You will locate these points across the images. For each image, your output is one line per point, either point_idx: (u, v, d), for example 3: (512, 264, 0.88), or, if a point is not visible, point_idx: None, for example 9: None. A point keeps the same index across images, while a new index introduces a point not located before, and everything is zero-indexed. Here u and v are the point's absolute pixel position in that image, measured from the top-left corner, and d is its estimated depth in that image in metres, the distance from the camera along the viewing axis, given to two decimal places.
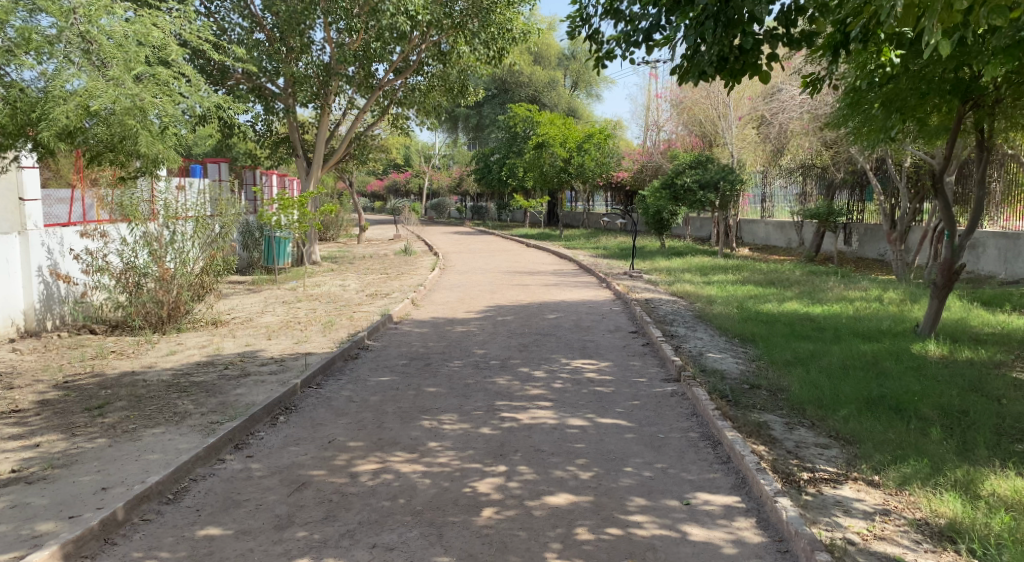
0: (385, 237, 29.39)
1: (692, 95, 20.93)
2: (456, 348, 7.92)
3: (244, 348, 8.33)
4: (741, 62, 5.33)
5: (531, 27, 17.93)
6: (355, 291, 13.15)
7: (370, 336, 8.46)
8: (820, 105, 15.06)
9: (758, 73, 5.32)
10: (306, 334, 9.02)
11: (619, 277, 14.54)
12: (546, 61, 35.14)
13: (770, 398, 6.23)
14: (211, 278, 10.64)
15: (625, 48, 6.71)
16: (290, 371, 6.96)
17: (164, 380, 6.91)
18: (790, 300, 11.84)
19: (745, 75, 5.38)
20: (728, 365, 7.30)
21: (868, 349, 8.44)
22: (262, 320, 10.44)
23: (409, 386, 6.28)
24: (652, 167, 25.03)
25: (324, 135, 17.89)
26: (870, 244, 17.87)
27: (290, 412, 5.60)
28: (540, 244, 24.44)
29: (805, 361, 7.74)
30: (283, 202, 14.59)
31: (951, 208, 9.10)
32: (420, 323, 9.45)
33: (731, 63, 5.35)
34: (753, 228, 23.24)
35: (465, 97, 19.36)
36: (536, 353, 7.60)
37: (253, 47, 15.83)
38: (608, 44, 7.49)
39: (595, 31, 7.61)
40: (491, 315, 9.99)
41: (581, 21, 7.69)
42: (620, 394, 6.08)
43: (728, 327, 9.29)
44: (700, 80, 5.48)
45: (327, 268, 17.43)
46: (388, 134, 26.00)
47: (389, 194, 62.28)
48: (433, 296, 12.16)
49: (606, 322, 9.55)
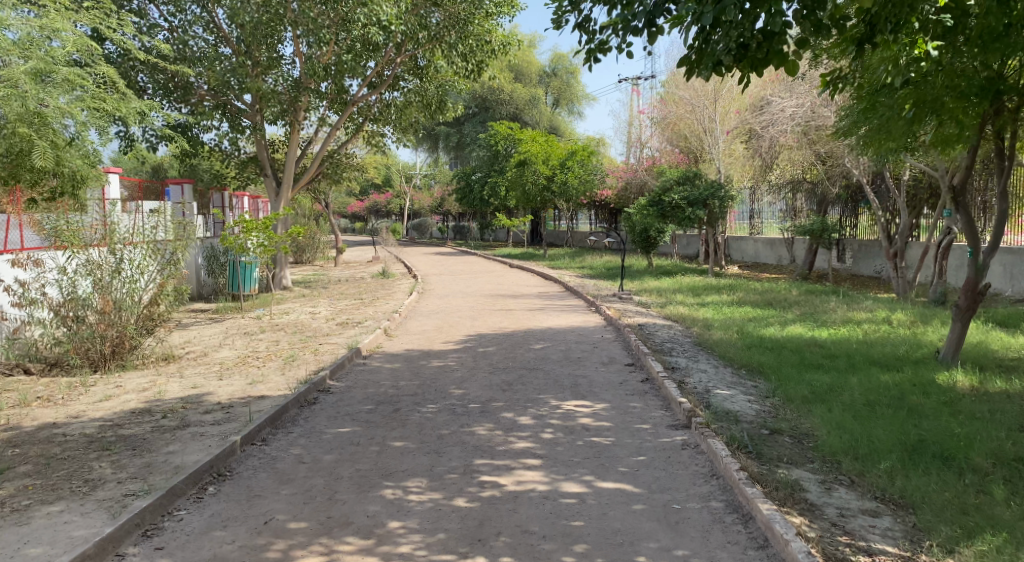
0: (363, 259, 28.34)
1: (676, 109, 20.18)
2: (430, 388, 6.95)
3: (190, 390, 7.32)
4: (764, 49, 4.50)
5: (511, 39, 17.25)
6: (324, 318, 12.16)
7: (334, 375, 7.47)
8: (815, 115, 14.29)
9: (783, 62, 4.50)
10: (263, 373, 8.01)
11: (608, 299, 13.65)
12: (527, 79, 34.53)
13: (795, 447, 5.35)
14: (163, 308, 9.61)
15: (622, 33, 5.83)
16: (235, 422, 5.97)
17: (87, 434, 5.89)
18: (793, 323, 10.98)
19: (769, 64, 4.55)
20: (740, 405, 6.42)
21: (888, 380, 7.61)
22: (218, 355, 9.42)
23: (372, 440, 5.32)
24: (636, 184, 24.21)
25: (294, 155, 16.98)
26: (865, 261, 17.15)
27: (224, 480, 4.64)
28: (523, 264, 23.53)
29: (824, 397, 6.87)
30: (246, 224, 13.60)
31: (973, 224, 8.33)
32: (392, 358, 8.48)
33: (752, 51, 4.53)
34: (741, 245, 22.47)
35: (443, 113, 18.54)
36: (522, 393, 6.66)
37: (216, 61, 14.88)
38: (599, 33, 6.67)
39: (586, 19, 6.77)
40: (471, 346, 9.05)
41: (570, 6, 6.79)
42: (620, 446, 5.18)
43: (732, 357, 8.41)
44: (714, 71, 4.67)
45: (297, 293, 16.45)
46: (366, 152, 25.12)
47: (369, 215, 61.30)
48: (408, 324, 11.19)
49: (598, 352, 8.63)
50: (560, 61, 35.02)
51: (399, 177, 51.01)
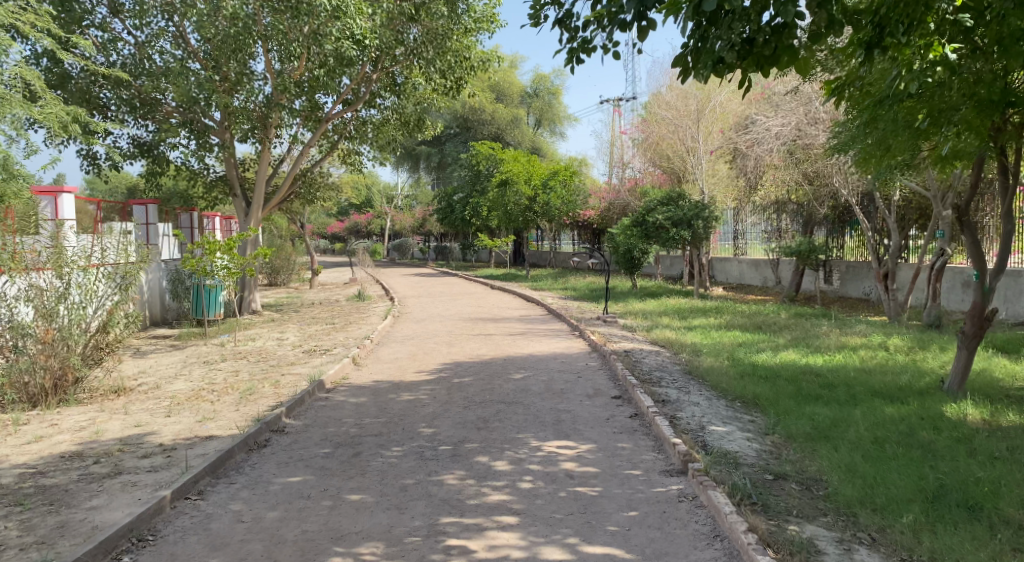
0: (340, 281, 27.58)
1: (658, 129, 19.75)
2: (397, 426, 6.30)
3: (131, 429, 6.61)
4: (770, 46, 4.27)
5: (490, 56, 16.84)
6: (290, 346, 11.45)
7: (291, 411, 6.80)
8: (804, 135, 13.90)
9: (794, 58, 4.23)
10: (215, 409, 7.30)
11: (592, 323, 13.05)
12: (508, 99, 34.08)
13: (804, 496, 4.78)
14: (113, 337, 8.93)
15: (607, 28, 5.43)
16: (172, 469, 5.29)
17: (3, 484, 5.20)
18: (786, 349, 10.42)
19: (777, 60, 4.29)
20: (738, 445, 5.84)
21: (894, 412, 7.06)
22: (171, 388, 8.69)
23: (325, 492, 4.70)
24: (619, 205, 23.74)
25: (265, 173, 16.31)
26: (853, 283, 16.69)
27: (145, 547, 4.03)
28: (504, 285, 22.91)
29: (828, 433, 6.30)
30: (209, 246, 13.02)
31: (980, 245, 7.85)
32: (358, 391, 7.80)
33: (758, 47, 4.29)
34: (725, 266, 21.96)
35: (422, 132, 18.01)
36: (498, 433, 6.03)
37: (181, 76, 13.95)
38: (583, 31, 6.21)
39: (567, 15, 6.25)
40: (446, 377, 8.39)
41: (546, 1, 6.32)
42: (607, 497, 4.59)
43: (725, 388, 7.82)
44: (716, 70, 4.43)
45: (267, 317, 15.74)
46: (343, 171, 24.44)
47: (349, 235, 60.48)
48: (380, 351, 10.51)
49: (581, 384, 7.98)
50: (542, 81, 34.72)
51: (380, 199, 50.40)
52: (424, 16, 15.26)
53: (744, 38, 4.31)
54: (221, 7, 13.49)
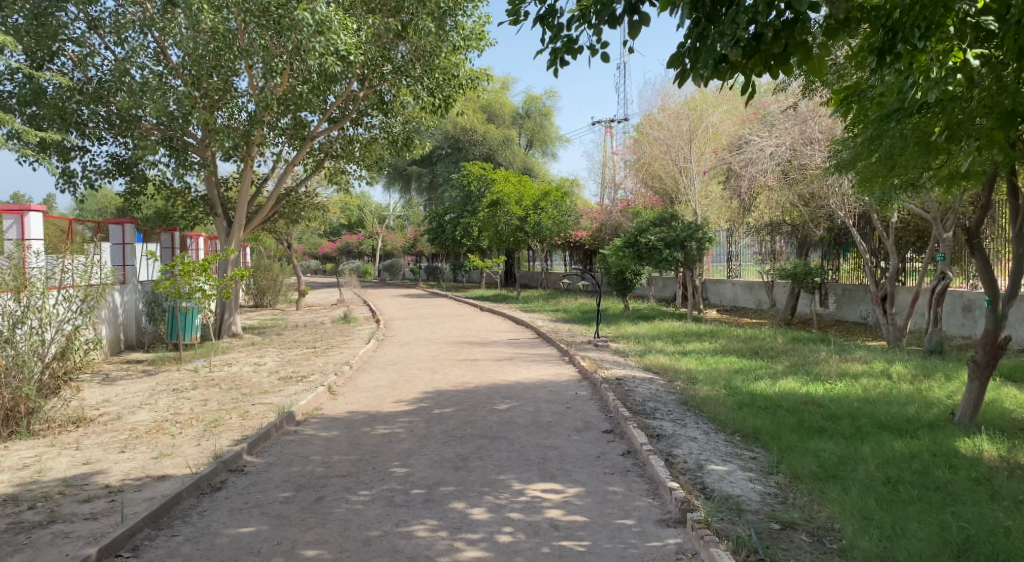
0: (327, 302, 27.04)
1: (651, 149, 19.33)
2: (368, 464, 5.79)
3: (78, 468, 6.07)
4: (780, 41, 3.92)
5: (480, 74, 16.45)
6: (266, 372, 10.90)
7: (254, 447, 6.28)
8: (800, 154, 13.48)
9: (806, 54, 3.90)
10: (174, 444, 6.77)
11: (584, 348, 12.54)
12: (500, 120, 33.79)
13: (817, 551, 4.31)
14: (72, 364, 8.35)
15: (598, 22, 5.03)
16: (112, 517, 4.79)
17: None
18: (785, 377, 9.93)
19: (789, 57, 3.95)
20: (741, 488, 5.35)
21: (904, 447, 6.57)
22: (133, 419, 8.14)
23: (277, 549, 4.21)
24: (612, 226, 23.34)
25: (246, 192, 15.82)
26: (850, 306, 16.26)
27: None
28: (494, 307, 22.43)
29: (836, 473, 5.82)
30: (182, 267, 12.50)
31: (992, 269, 7.40)
32: (330, 423, 7.28)
33: (767, 43, 3.96)
34: (719, 288, 21.50)
35: (410, 151, 17.57)
36: (477, 473, 5.51)
37: (158, 92, 13.35)
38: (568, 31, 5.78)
39: (550, 13, 5.83)
40: (427, 408, 7.87)
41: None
42: (596, 555, 4.14)
43: (723, 420, 7.32)
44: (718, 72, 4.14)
45: (246, 340, 15.20)
46: (330, 191, 23.96)
47: (340, 255, 59.90)
48: (359, 378, 9.96)
49: (571, 416, 7.46)
50: (533, 102, 34.50)
51: (372, 219, 49.92)
52: (411, 33, 14.87)
53: (751, 34, 3.99)
54: (200, 21, 13.06)
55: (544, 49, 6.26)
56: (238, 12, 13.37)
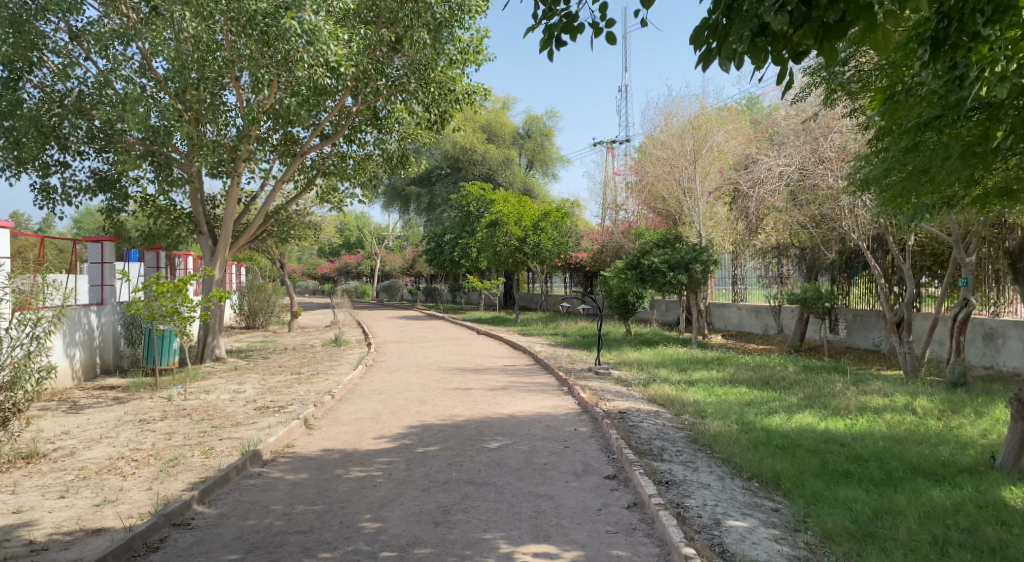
0: (321, 324, 26.22)
1: (654, 169, 18.65)
2: (336, 516, 5.07)
3: (6, 518, 5.31)
4: (837, 8, 3.87)
5: (478, 90, 15.83)
6: (244, 401, 10.12)
7: (207, 494, 5.54)
8: (812, 173, 12.79)
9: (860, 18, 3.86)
10: (123, 487, 6.01)
11: (584, 376, 11.76)
12: (500, 140, 33.14)
13: None
14: (20, 394, 7.54)
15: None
16: None
17: None
18: (801, 411, 9.16)
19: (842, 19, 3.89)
20: (765, 551, 4.59)
21: (945, 497, 5.81)
22: (87, 456, 7.36)
23: None
24: (613, 247, 22.70)
25: (232, 211, 15.13)
26: (862, 333, 15.50)
27: None
28: (492, 330, 21.66)
29: (873, 530, 5.07)
30: (156, 287, 11.78)
31: None
32: (301, 464, 6.52)
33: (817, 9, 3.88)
34: (723, 313, 20.74)
35: (405, 169, 16.86)
36: (459, 531, 4.78)
37: (137, 101, 12.55)
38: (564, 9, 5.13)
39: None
40: (410, 446, 7.11)
41: None
42: None
43: (739, 464, 6.54)
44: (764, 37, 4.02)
45: (229, 365, 14.45)
46: (324, 211, 23.21)
47: (338, 276, 58.99)
48: (340, 410, 9.19)
49: (568, 458, 6.71)
50: (534, 122, 33.95)
51: (370, 239, 49.13)
52: (406, 46, 14.26)
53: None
54: (182, 29, 12.26)
55: (537, 25, 5.77)
56: (224, 22, 12.67)
